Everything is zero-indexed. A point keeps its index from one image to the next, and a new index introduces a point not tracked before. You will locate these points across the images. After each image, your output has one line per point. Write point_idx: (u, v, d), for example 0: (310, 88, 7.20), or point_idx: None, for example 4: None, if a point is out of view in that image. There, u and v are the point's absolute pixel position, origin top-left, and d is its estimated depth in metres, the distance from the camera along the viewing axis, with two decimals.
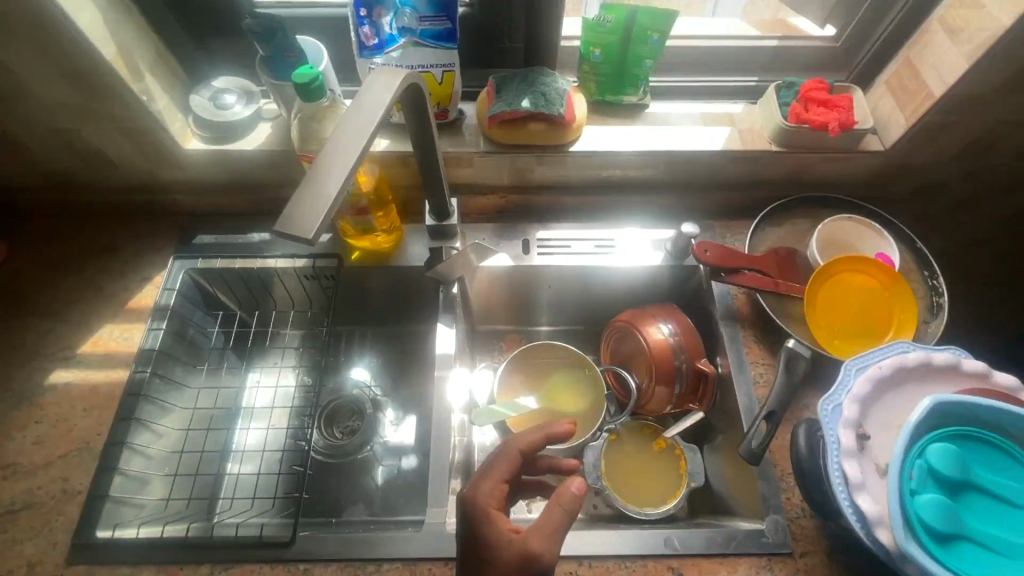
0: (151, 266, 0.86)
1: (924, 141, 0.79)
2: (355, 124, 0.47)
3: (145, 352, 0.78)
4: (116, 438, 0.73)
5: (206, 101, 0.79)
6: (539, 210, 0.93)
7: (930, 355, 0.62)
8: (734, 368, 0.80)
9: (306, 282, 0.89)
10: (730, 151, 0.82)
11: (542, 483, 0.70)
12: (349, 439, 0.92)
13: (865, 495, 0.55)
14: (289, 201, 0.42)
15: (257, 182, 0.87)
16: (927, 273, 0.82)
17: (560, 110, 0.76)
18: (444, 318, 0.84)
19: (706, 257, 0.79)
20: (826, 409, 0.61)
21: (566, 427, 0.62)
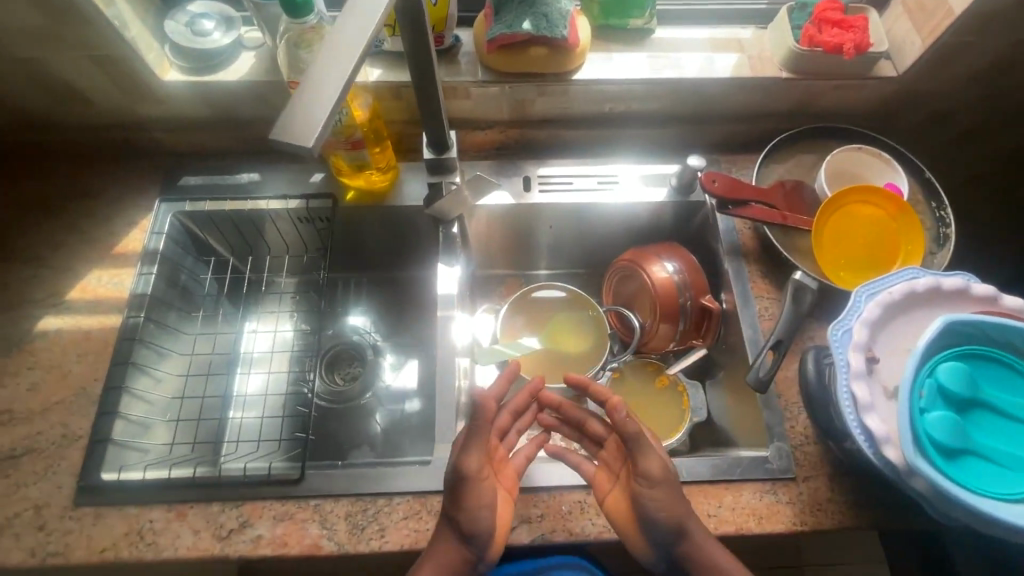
0: (136, 210, 0.82)
1: (939, 64, 0.76)
2: (353, 24, 0.43)
3: (137, 297, 0.76)
4: (113, 384, 0.71)
5: (182, 26, 0.74)
6: (538, 147, 0.90)
7: (939, 280, 0.62)
8: (739, 303, 0.79)
9: (299, 225, 0.86)
10: (739, 79, 0.79)
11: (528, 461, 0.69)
12: (351, 385, 0.92)
13: (873, 416, 0.55)
14: (285, 109, 0.40)
15: (243, 119, 0.82)
16: (935, 204, 0.80)
17: (563, 33, 0.72)
18: (445, 258, 0.82)
19: (714, 188, 0.76)
20: (836, 333, 0.61)
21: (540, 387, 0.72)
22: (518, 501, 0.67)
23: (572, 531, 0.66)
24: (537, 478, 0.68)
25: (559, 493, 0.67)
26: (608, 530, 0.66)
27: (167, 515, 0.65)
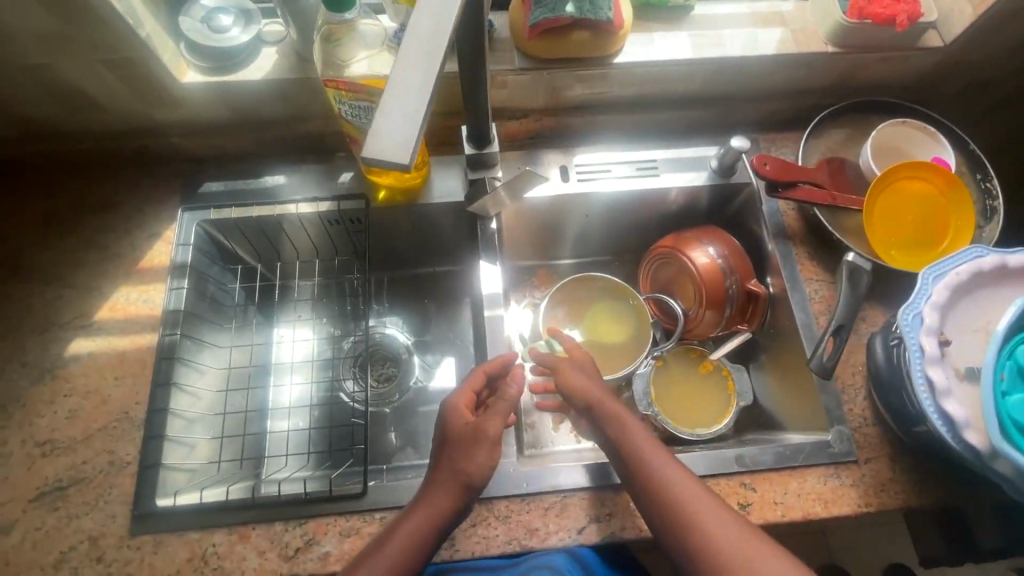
0: (159, 220, 0.78)
1: (987, 33, 0.74)
2: (430, 15, 0.39)
3: (171, 313, 0.72)
4: (156, 405, 0.68)
5: (199, 23, 0.68)
6: (571, 133, 0.87)
7: (1005, 258, 0.61)
8: (788, 286, 0.79)
9: (330, 228, 0.83)
10: (784, 55, 0.76)
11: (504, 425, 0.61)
12: (388, 386, 0.91)
13: (951, 400, 0.55)
14: (373, 121, 0.36)
15: (265, 118, 0.78)
16: (980, 176, 0.80)
17: (608, 15, 0.68)
18: (487, 255, 0.80)
19: (765, 171, 0.74)
20: (905, 317, 0.60)
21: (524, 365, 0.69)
22: (586, 500, 0.67)
23: (643, 528, 0.65)
24: (602, 476, 0.67)
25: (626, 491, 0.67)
26: None
27: (229, 538, 0.63)
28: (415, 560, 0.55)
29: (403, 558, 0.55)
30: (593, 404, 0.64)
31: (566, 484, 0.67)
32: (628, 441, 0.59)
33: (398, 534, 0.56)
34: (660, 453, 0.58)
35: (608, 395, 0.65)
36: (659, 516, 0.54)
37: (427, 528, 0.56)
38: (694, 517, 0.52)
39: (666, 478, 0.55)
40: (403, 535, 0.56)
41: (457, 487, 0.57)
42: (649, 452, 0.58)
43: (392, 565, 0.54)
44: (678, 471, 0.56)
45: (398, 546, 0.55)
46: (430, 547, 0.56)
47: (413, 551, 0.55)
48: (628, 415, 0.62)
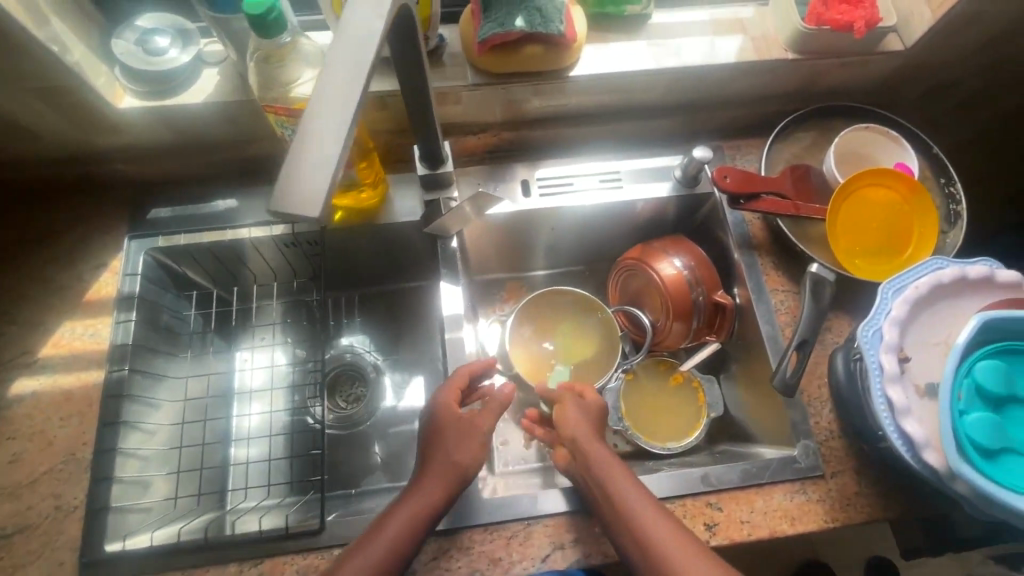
0: (104, 249, 0.75)
1: (947, 36, 0.73)
2: (345, 55, 0.37)
3: (118, 347, 0.70)
4: (104, 446, 0.66)
5: (132, 46, 0.65)
6: (534, 146, 0.85)
7: (964, 269, 0.60)
8: (754, 298, 0.77)
9: (286, 251, 0.81)
10: (744, 63, 0.74)
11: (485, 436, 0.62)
12: (355, 408, 0.89)
13: (910, 419, 0.54)
14: (282, 170, 0.34)
15: (211, 140, 0.75)
16: (944, 180, 0.79)
17: (559, 28, 0.66)
18: (447, 276, 0.78)
19: (726, 184, 0.73)
20: (865, 333, 0.59)
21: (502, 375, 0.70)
22: (549, 527, 0.66)
23: (608, 553, 0.64)
24: (566, 501, 0.66)
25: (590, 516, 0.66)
26: None
27: None
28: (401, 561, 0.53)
29: (391, 557, 0.53)
30: (580, 447, 0.62)
31: (530, 512, 0.66)
32: (608, 488, 0.57)
33: (396, 517, 0.55)
34: (637, 495, 0.56)
35: (596, 439, 0.62)
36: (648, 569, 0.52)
37: (415, 528, 0.54)
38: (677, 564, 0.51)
39: (646, 524, 0.54)
40: (391, 532, 0.54)
41: (444, 490, 0.57)
42: (633, 500, 0.56)
43: (380, 563, 0.52)
44: (650, 512, 0.55)
45: (385, 542, 0.53)
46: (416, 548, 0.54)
47: (399, 547, 0.53)
48: (610, 459, 0.60)
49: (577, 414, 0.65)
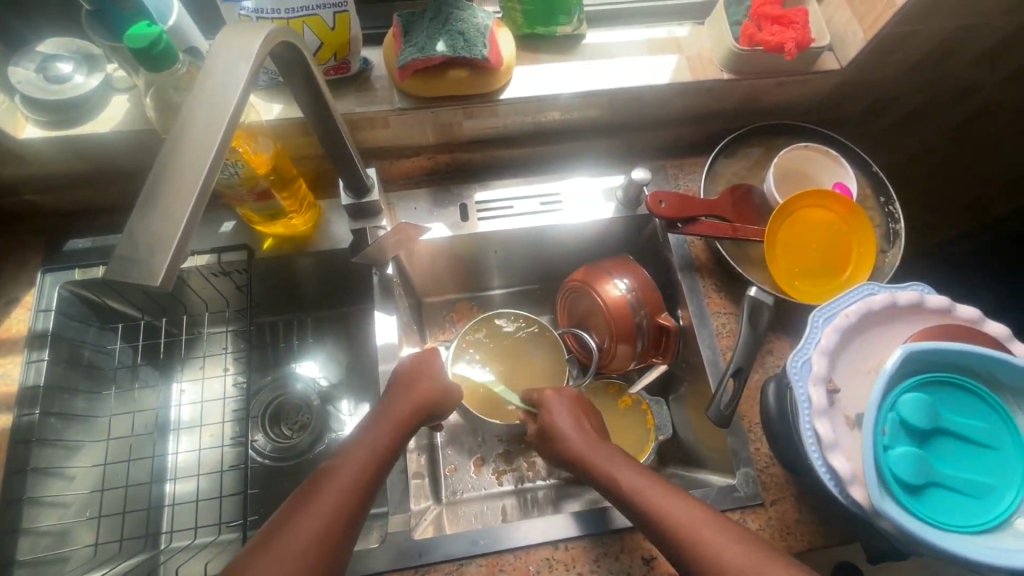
0: (17, 284, 0.72)
1: (880, 55, 0.73)
2: (205, 105, 0.35)
3: (28, 390, 0.66)
4: (11, 496, 0.62)
5: (32, 74, 0.63)
6: (474, 168, 0.83)
7: (895, 295, 0.59)
8: (696, 321, 0.76)
9: (215, 279, 0.77)
10: (679, 84, 0.74)
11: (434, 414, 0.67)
12: (300, 436, 0.82)
13: (837, 454, 0.53)
14: (124, 230, 0.32)
15: (130, 167, 0.73)
16: (883, 199, 0.78)
17: (483, 52, 0.65)
18: (382, 305, 0.75)
19: (660, 209, 0.72)
20: (795, 364, 0.58)
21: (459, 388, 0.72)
22: (483, 567, 0.64)
23: None
24: (500, 539, 0.64)
25: (525, 553, 0.64)
26: None
27: None
28: (333, 547, 0.49)
29: (320, 541, 0.48)
30: (582, 451, 0.63)
31: (463, 552, 0.64)
32: (623, 487, 0.57)
33: (325, 494, 0.51)
34: (650, 483, 0.56)
35: (593, 443, 0.63)
36: (679, 555, 0.51)
37: (342, 512, 0.51)
38: (708, 543, 0.49)
39: (666, 509, 0.53)
40: (318, 514, 0.50)
41: (365, 476, 0.55)
42: (647, 489, 0.55)
43: (309, 548, 0.48)
44: (671, 498, 0.54)
45: (313, 525, 0.49)
46: (348, 534, 0.51)
47: (331, 529, 0.50)
48: (614, 459, 0.60)
49: (565, 420, 0.67)
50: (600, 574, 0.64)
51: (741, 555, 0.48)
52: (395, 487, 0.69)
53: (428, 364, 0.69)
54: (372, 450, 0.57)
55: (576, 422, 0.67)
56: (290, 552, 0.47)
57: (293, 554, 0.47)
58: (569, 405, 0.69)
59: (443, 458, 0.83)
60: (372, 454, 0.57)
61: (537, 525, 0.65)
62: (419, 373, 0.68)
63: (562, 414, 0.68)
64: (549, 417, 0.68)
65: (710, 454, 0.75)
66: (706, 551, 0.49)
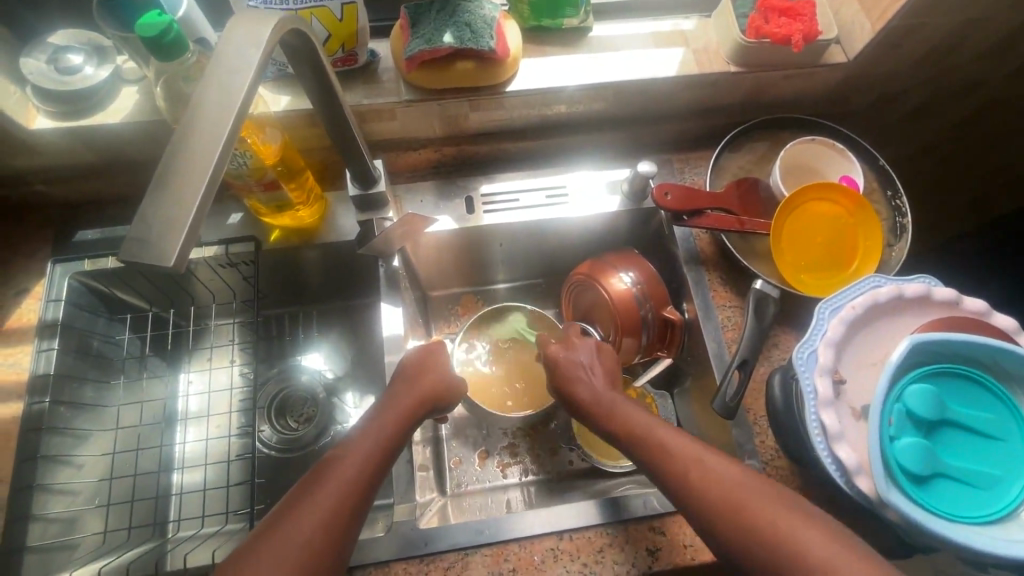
0: (27, 274, 0.72)
1: (887, 48, 0.73)
2: (215, 91, 0.36)
3: (38, 379, 0.67)
4: (21, 483, 0.63)
5: (43, 66, 0.63)
6: (480, 161, 0.84)
7: (901, 287, 0.59)
8: (701, 315, 0.76)
9: (222, 271, 0.78)
10: (685, 77, 0.74)
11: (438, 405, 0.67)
12: (305, 428, 0.83)
13: (843, 444, 0.53)
14: (136, 213, 0.32)
15: (138, 157, 0.73)
16: (890, 193, 0.78)
17: (490, 43, 0.65)
18: (388, 296, 0.76)
19: (666, 201, 0.72)
20: (801, 355, 0.58)
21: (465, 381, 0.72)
22: (488, 556, 0.64)
23: None
24: (505, 529, 0.65)
25: (530, 543, 0.65)
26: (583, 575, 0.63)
27: None
28: (337, 536, 0.49)
29: (323, 531, 0.49)
30: (596, 403, 0.62)
31: (468, 541, 0.64)
32: (635, 433, 0.57)
33: (333, 478, 0.52)
34: (664, 429, 0.56)
35: (611, 396, 0.62)
36: (681, 497, 0.51)
37: (343, 504, 0.51)
38: (711, 488, 0.49)
39: (677, 453, 0.53)
40: (321, 506, 0.50)
41: (370, 466, 0.55)
42: (662, 435, 0.55)
43: (312, 539, 0.48)
44: (683, 443, 0.54)
45: (316, 515, 0.49)
46: (353, 522, 0.51)
47: (334, 518, 0.50)
48: (631, 409, 0.60)
49: (586, 372, 0.65)
50: (604, 565, 0.64)
51: (741, 498, 0.48)
52: (400, 478, 0.69)
53: (434, 358, 0.69)
54: (376, 438, 0.58)
55: (596, 375, 0.65)
56: (291, 546, 0.47)
57: (295, 547, 0.47)
58: (593, 359, 0.67)
59: (447, 450, 0.83)
60: (377, 444, 0.57)
61: (541, 515, 0.65)
62: (427, 365, 0.68)
63: (586, 357, 0.67)
64: (568, 368, 0.65)
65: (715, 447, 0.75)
66: (707, 492, 0.49)
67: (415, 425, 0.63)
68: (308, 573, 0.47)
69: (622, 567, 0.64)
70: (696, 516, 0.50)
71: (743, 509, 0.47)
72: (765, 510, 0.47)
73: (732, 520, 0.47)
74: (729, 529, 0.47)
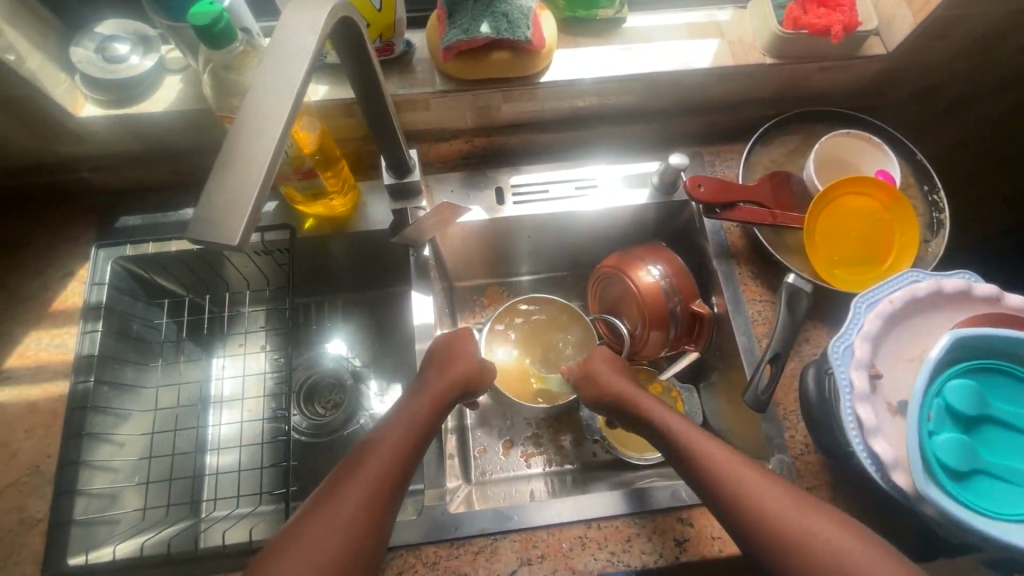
0: (72, 259, 0.75)
1: (928, 40, 0.71)
2: (273, 77, 0.36)
3: (84, 359, 0.69)
4: (69, 458, 0.65)
5: (92, 55, 0.65)
6: (509, 152, 0.84)
7: (941, 282, 0.58)
8: (731, 308, 0.76)
9: (257, 258, 0.79)
10: (719, 69, 0.73)
11: (471, 387, 0.68)
12: (334, 414, 0.84)
13: (880, 439, 0.53)
14: (200, 195, 0.33)
15: (178, 145, 0.75)
16: (927, 187, 0.77)
17: (526, 34, 0.65)
18: (419, 285, 0.77)
19: (698, 193, 0.72)
20: (837, 350, 0.58)
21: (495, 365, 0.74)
22: (516, 542, 0.65)
23: (576, 569, 0.63)
24: (534, 516, 0.65)
25: (558, 530, 0.65)
26: (611, 563, 0.64)
27: None
28: (378, 516, 0.50)
29: (368, 510, 0.50)
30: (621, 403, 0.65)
31: (497, 527, 0.65)
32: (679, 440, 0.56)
33: (370, 459, 0.53)
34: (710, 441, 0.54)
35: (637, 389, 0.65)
36: (730, 510, 0.49)
37: (382, 483, 0.52)
38: (762, 504, 0.47)
39: (725, 464, 0.51)
40: (362, 485, 0.51)
41: (405, 449, 0.56)
42: (708, 445, 0.53)
43: (356, 515, 0.49)
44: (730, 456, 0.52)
45: (360, 495, 0.50)
46: (387, 509, 0.51)
47: (375, 497, 0.51)
48: (673, 416, 0.59)
49: (609, 369, 0.70)
50: (632, 554, 0.64)
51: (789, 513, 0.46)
52: (430, 464, 0.70)
53: (464, 345, 0.71)
54: (411, 423, 0.59)
55: (618, 372, 0.69)
56: (337, 522, 0.48)
57: (340, 523, 0.48)
58: (611, 360, 0.72)
59: (473, 439, 0.84)
60: (411, 429, 0.58)
61: (569, 504, 0.66)
62: (457, 352, 0.69)
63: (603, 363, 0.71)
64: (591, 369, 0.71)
65: (741, 440, 0.75)
66: (756, 505, 0.47)
67: (447, 410, 0.64)
68: (351, 549, 0.47)
69: (650, 557, 0.64)
70: (744, 532, 0.47)
71: (794, 527, 0.45)
72: (818, 527, 0.44)
73: (784, 534, 0.45)
74: (777, 543, 0.45)
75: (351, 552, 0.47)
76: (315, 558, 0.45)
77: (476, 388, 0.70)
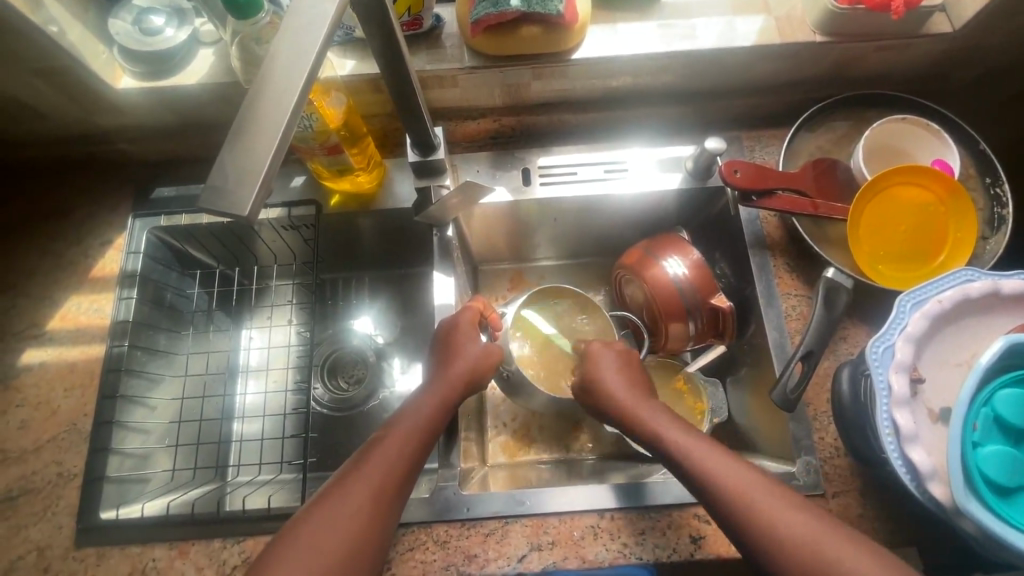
0: (111, 227, 0.78)
1: (998, 18, 0.66)
2: (290, 51, 0.36)
3: (119, 324, 0.72)
4: (104, 418, 0.69)
5: (129, 26, 0.67)
6: (538, 132, 0.82)
7: (998, 283, 0.54)
8: (763, 301, 0.72)
9: (284, 233, 0.80)
10: (764, 47, 0.69)
11: (476, 381, 0.67)
12: (355, 390, 0.86)
13: (917, 447, 0.49)
14: (214, 163, 0.34)
15: (211, 120, 0.76)
16: (990, 180, 0.71)
17: (558, 8, 0.64)
18: (441, 266, 0.76)
19: (734, 179, 0.68)
20: (875, 351, 0.54)
21: (499, 349, 0.69)
22: (527, 527, 0.64)
23: (587, 559, 0.63)
24: (545, 503, 0.65)
25: (570, 518, 0.65)
26: (622, 555, 0.63)
27: (169, 553, 0.63)
28: (384, 508, 0.52)
29: (375, 502, 0.52)
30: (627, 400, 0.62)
31: (508, 511, 0.65)
32: (678, 447, 0.56)
33: (377, 452, 0.55)
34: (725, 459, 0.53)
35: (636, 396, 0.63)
36: (755, 541, 0.48)
37: (391, 476, 0.54)
38: (798, 535, 0.47)
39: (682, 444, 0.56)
40: (367, 482, 0.52)
41: (414, 443, 0.57)
42: (668, 426, 0.58)
43: (360, 510, 0.51)
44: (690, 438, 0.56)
45: (367, 487, 0.52)
46: (392, 509, 0.53)
47: (382, 491, 0.53)
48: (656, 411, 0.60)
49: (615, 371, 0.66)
50: (644, 547, 0.63)
51: (819, 535, 0.46)
52: (443, 444, 0.70)
53: (460, 331, 0.69)
54: (417, 417, 0.60)
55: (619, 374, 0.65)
56: (342, 512, 0.50)
57: (346, 514, 0.50)
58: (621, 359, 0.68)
59: (490, 422, 0.84)
60: (417, 425, 0.59)
61: (584, 492, 0.65)
62: (455, 345, 0.67)
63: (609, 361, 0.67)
64: (596, 372, 0.66)
65: (766, 439, 0.72)
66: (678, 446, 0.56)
67: (450, 413, 0.64)
68: (356, 547, 0.49)
69: (663, 551, 0.63)
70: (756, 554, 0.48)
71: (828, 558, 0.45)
72: (851, 558, 0.45)
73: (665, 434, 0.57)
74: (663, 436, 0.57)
75: (353, 547, 0.49)
76: (322, 551, 0.48)
77: (481, 378, 0.67)
